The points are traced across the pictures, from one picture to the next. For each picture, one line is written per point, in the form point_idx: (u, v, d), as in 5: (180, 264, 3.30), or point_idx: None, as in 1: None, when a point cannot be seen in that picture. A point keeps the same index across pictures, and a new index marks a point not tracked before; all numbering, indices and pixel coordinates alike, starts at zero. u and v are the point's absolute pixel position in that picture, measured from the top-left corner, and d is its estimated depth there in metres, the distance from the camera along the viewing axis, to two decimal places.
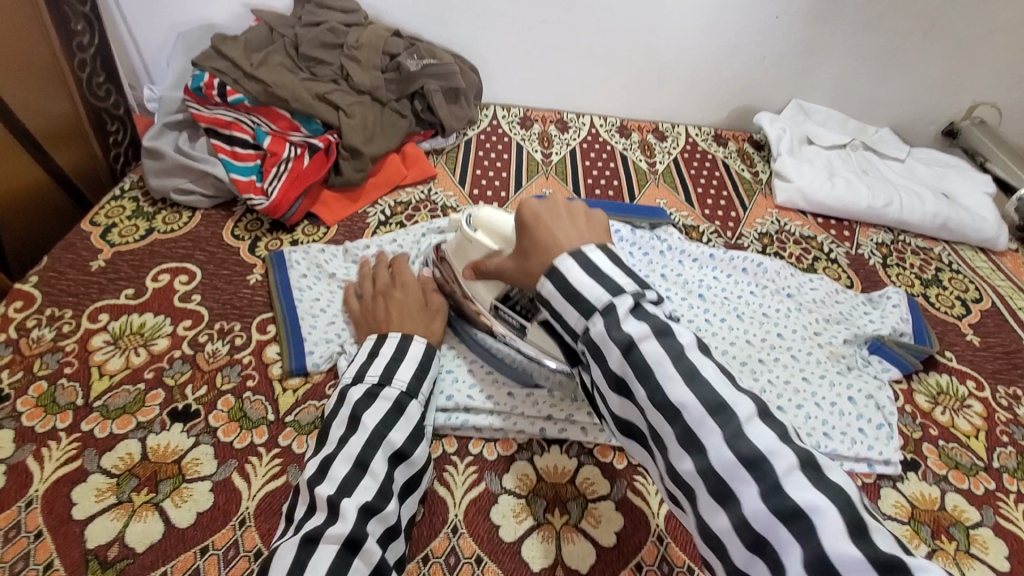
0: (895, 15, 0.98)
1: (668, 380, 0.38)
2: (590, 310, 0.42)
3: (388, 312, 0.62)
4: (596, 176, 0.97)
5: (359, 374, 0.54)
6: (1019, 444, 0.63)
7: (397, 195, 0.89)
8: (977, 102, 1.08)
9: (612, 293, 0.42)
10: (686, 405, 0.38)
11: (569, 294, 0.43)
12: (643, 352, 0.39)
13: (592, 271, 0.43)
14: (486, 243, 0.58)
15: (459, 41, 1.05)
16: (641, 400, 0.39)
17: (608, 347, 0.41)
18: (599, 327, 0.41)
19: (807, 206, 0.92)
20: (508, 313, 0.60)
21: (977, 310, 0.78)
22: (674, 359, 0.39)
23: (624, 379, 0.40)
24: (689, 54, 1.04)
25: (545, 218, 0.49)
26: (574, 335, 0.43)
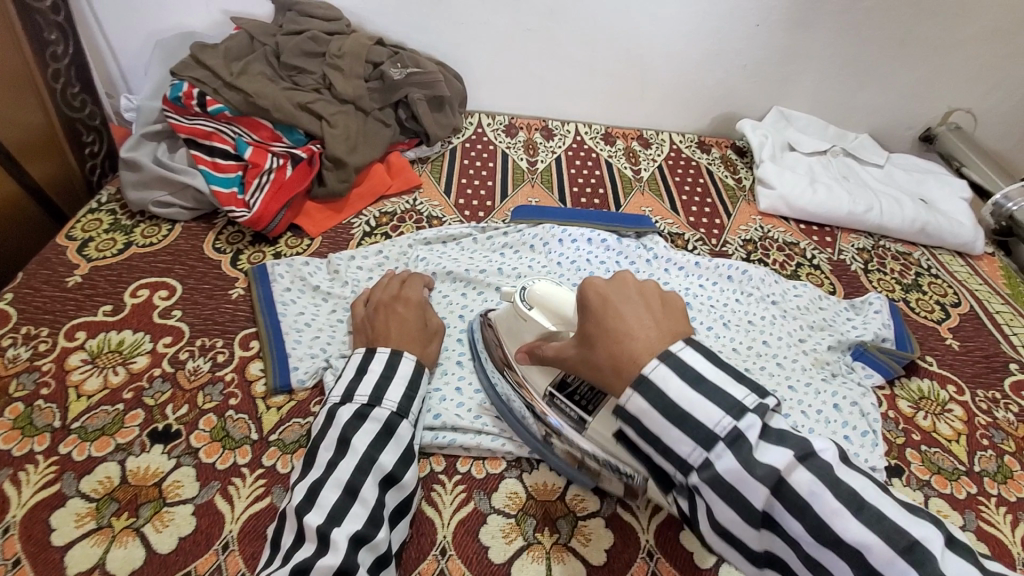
0: (874, 23, 0.99)
1: (829, 513, 0.35)
2: (711, 439, 0.38)
3: (386, 325, 0.61)
4: (582, 184, 0.98)
5: (348, 395, 0.54)
6: (999, 448, 0.64)
7: (381, 205, 0.89)
8: (954, 107, 1.10)
9: (734, 414, 0.38)
10: (867, 543, 0.34)
11: (676, 415, 0.39)
12: (794, 484, 0.36)
13: (694, 382, 0.39)
14: (543, 323, 0.57)
15: (443, 48, 1.04)
16: (796, 533, 0.36)
17: (748, 487, 0.36)
18: (731, 460, 0.37)
19: (789, 213, 0.93)
20: (565, 403, 0.55)
21: (956, 314, 0.80)
22: (828, 484, 0.35)
23: (772, 514, 0.37)
24: (672, 61, 1.05)
25: (614, 301, 0.45)
26: (693, 471, 0.39)
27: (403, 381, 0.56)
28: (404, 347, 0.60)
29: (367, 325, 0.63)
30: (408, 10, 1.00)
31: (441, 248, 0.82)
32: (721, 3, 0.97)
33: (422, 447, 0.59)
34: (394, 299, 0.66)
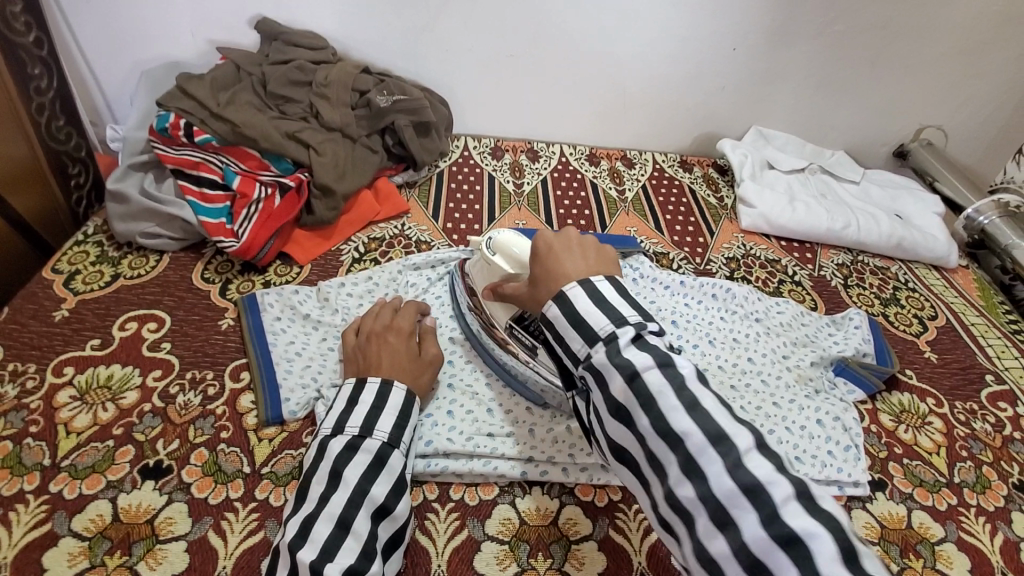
0: (846, 45, 1.03)
1: (669, 408, 0.41)
2: (593, 337, 0.46)
3: (379, 356, 0.62)
4: (568, 206, 0.99)
5: (339, 426, 0.54)
6: (977, 459, 0.66)
7: (370, 231, 0.90)
8: (925, 124, 1.14)
9: (616, 323, 0.46)
10: (689, 434, 0.40)
11: (574, 319, 0.48)
12: (646, 382, 0.43)
13: (597, 300, 0.48)
14: (503, 267, 0.65)
15: (429, 74, 1.06)
16: (642, 427, 0.42)
17: (609, 373, 0.45)
18: (603, 356, 0.45)
19: (770, 230, 0.96)
20: (522, 334, 0.65)
21: (933, 327, 0.82)
22: (671, 387, 0.42)
23: (626, 406, 0.43)
24: (653, 84, 1.08)
25: (556, 250, 0.55)
26: (576, 360, 0.48)
27: (395, 410, 0.56)
28: (397, 378, 0.60)
29: (358, 355, 0.64)
30: (394, 38, 1.02)
31: (431, 273, 0.83)
32: (698, 27, 1.00)
33: (415, 475, 0.59)
34: (387, 328, 0.66)
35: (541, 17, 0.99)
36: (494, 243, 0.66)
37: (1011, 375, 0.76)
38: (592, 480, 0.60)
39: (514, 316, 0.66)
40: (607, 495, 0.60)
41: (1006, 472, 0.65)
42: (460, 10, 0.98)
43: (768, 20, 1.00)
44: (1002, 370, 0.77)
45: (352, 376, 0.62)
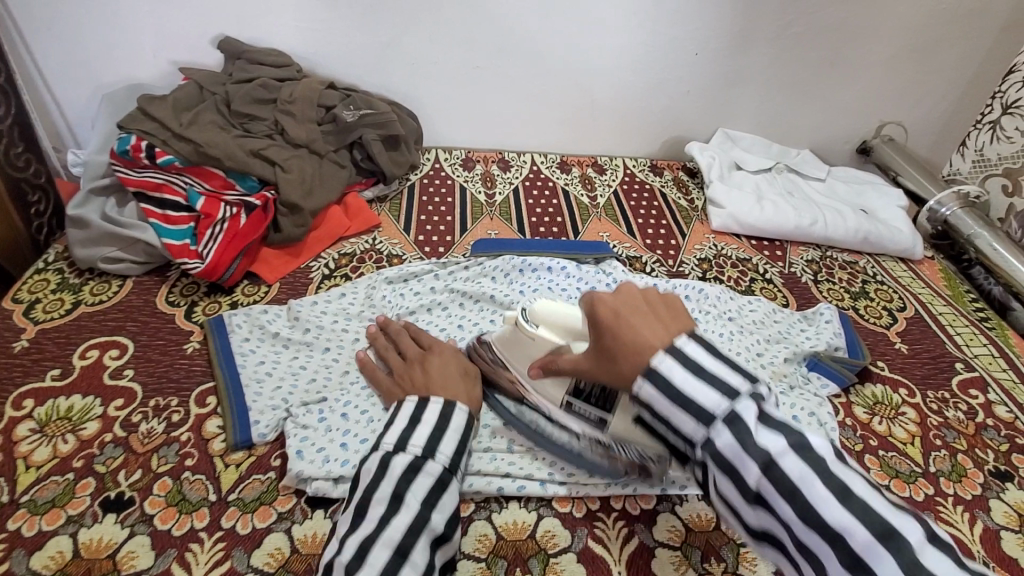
0: (805, 48, 1.05)
1: (820, 500, 0.36)
2: (710, 418, 0.39)
3: (427, 376, 0.61)
4: (540, 214, 0.99)
5: (400, 443, 0.52)
6: (951, 447, 0.66)
7: (340, 247, 0.89)
8: (885, 120, 1.17)
9: (730, 398, 0.39)
10: (852, 531, 0.35)
11: (677, 398, 0.40)
12: (786, 470, 0.37)
13: (697, 372, 0.40)
14: (551, 338, 0.58)
15: (396, 89, 1.06)
16: (786, 517, 0.37)
17: (743, 464, 0.38)
18: (726, 440, 0.38)
19: (740, 230, 0.97)
20: (582, 407, 0.58)
21: (903, 318, 0.83)
22: (819, 476, 0.37)
23: (766, 496, 0.37)
24: (619, 92, 1.09)
25: (624, 314, 0.45)
26: (690, 443, 0.40)
27: (431, 423, 0.54)
28: (450, 395, 0.59)
29: (404, 382, 0.63)
30: (360, 54, 1.02)
31: (403, 287, 0.82)
32: (659, 35, 1.02)
33: None
34: (424, 352, 0.66)
35: (505, 28, 1.00)
36: (534, 316, 0.59)
37: (980, 362, 0.77)
38: (569, 491, 0.60)
39: (569, 389, 0.58)
40: (585, 505, 0.59)
41: (981, 459, 0.65)
42: (424, 24, 0.99)
43: (728, 26, 1.02)
44: (971, 358, 0.78)
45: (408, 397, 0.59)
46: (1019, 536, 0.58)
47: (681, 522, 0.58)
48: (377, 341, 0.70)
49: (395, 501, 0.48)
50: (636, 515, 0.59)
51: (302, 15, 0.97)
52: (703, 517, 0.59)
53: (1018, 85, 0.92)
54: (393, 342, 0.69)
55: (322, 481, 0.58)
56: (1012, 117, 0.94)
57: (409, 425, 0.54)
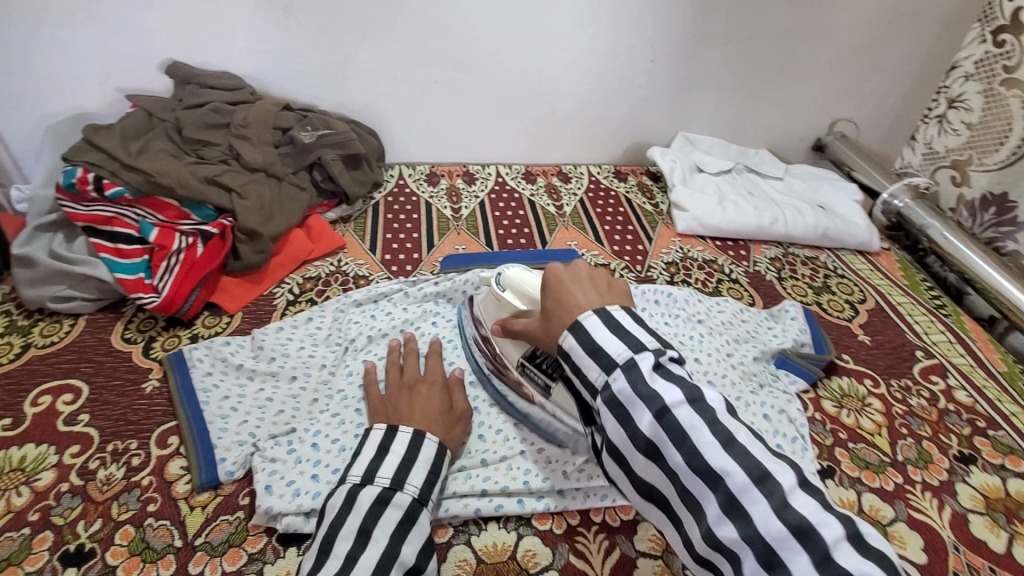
0: (755, 52, 1.08)
1: (704, 444, 0.39)
2: (612, 365, 0.44)
3: (410, 403, 0.60)
4: (507, 226, 0.99)
5: (369, 475, 0.51)
6: (917, 434, 0.68)
7: (305, 271, 0.87)
8: (837, 117, 1.20)
9: (634, 349, 0.44)
10: (730, 472, 0.38)
11: (591, 348, 0.45)
12: (677, 417, 0.40)
13: (614, 330, 0.46)
14: (515, 302, 0.64)
15: (355, 107, 1.05)
16: (675, 465, 0.40)
17: (637, 407, 0.42)
18: (624, 385, 0.43)
19: (705, 231, 0.98)
20: (535, 372, 0.63)
21: (864, 310, 0.86)
22: (705, 421, 0.40)
23: (656, 442, 0.41)
24: (579, 101, 1.10)
25: (569, 283, 0.52)
26: (595, 392, 0.45)
27: (398, 452, 0.53)
28: (427, 428, 0.57)
29: (386, 404, 0.62)
30: (316, 73, 1.00)
31: (373, 308, 0.80)
32: (615, 44, 1.03)
33: None
34: (422, 377, 0.65)
35: (461, 42, 1.00)
36: (505, 278, 0.66)
37: (939, 349, 0.80)
38: (548, 507, 0.59)
39: (526, 353, 0.64)
40: (564, 520, 0.59)
41: (945, 445, 0.67)
42: (380, 42, 0.98)
43: (681, 33, 1.04)
44: (930, 345, 0.80)
45: (380, 422, 0.59)
46: (985, 518, 0.60)
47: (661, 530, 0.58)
48: (392, 354, 0.69)
49: (363, 540, 0.47)
50: (616, 526, 0.58)
51: (253, 37, 0.96)
52: None
53: (961, 79, 0.95)
54: (403, 362, 0.68)
55: (293, 516, 0.56)
56: (957, 111, 0.97)
57: (377, 457, 0.53)
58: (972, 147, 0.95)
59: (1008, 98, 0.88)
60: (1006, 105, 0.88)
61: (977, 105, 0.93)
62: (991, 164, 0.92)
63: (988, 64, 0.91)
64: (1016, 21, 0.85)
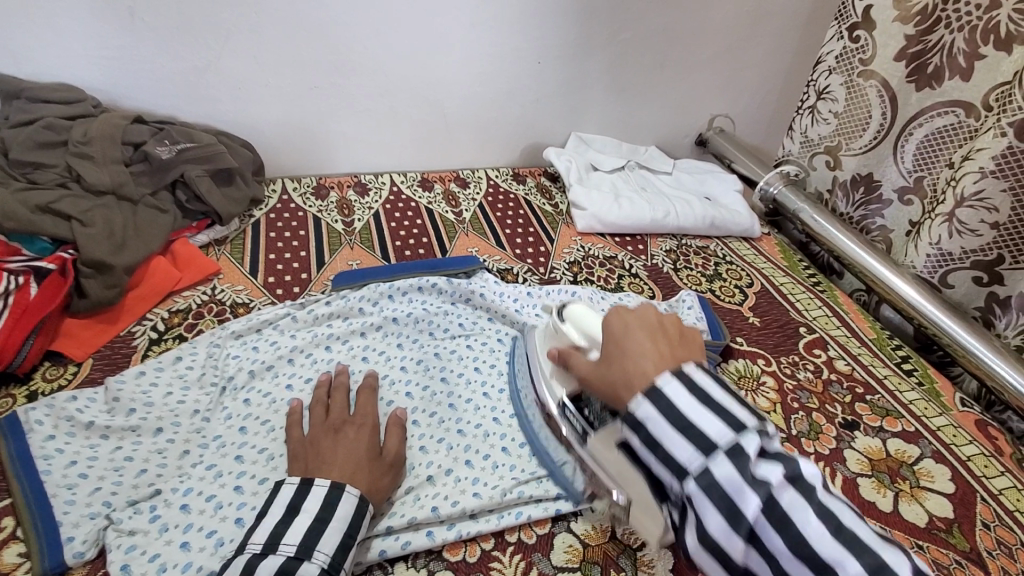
0: (637, 52, 1.12)
1: (813, 532, 0.39)
2: (710, 447, 0.42)
3: (332, 450, 0.55)
4: (404, 237, 0.94)
5: (272, 543, 0.46)
6: (807, 407, 0.72)
7: (171, 303, 0.77)
8: (714, 114, 1.27)
9: (734, 428, 0.43)
10: (845, 564, 0.39)
11: (680, 422, 0.44)
12: (783, 502, 0.40)
13: (704, 399, 0.44)
14: (575, 339, 0.61)
15: (224, 116, 0.95)
16: (779, 553, 0.40)
17: (743, 496, 0.41)
18: (724, 464, 0.42)
19: (603, 229, 0.99)
20: (574, 415, 0.59)
21: (752, 294, 0.90)
22: (807, 498, 0.41)
23: (757, 529, 0.41)
24: (471, 104, 1.08)
25: (639, 332, 0.51)
26: (685, 475, 0.43)
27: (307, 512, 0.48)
28: (346, 480, 0.52)
29: (307, 449, 0.56)
30: (177, 83, 0.90)
31: (256, 339, 0.72)
32: (502, 45, 1.02)
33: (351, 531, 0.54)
34: (348, 419, 0.59)
35: (340, 46, 0.94)
36: (569, 313, 0.63)
37: (819, 323, 0.85)
38: (461, 535, 0.55)
39: (574, 395, 0.61)
40: (478, 547, 0.55)
41: (831, 414, 0.71)
42: (248, 45, 0.90)
43: (568, 33, 1.04)
44: (811, 321, 0.86)
45: (295, 473, 0.54)
46: (872, 480, 0.64)
47: (577, 539, 0.57)
48: (319, 391, 0.62)
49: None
50: (532, 544, 0.56)
51: (94, 43, 0.84)
52: (597, 527, 0.58)
53: (825, 73, 1.01)
54: (330, 401, 0.62)
55: None
56: (825, 102, 1.02)
57: (284, 519, 0.48)
58: (839, 134, 1.01)
59: (865, 88, 0.95)
60: (865, 95, 0.95)
61: (841, 96, 0.99)
62: (856, 148, 0.99)
63: (847, 59, 0.97)
64: (867, 18, 0.92)
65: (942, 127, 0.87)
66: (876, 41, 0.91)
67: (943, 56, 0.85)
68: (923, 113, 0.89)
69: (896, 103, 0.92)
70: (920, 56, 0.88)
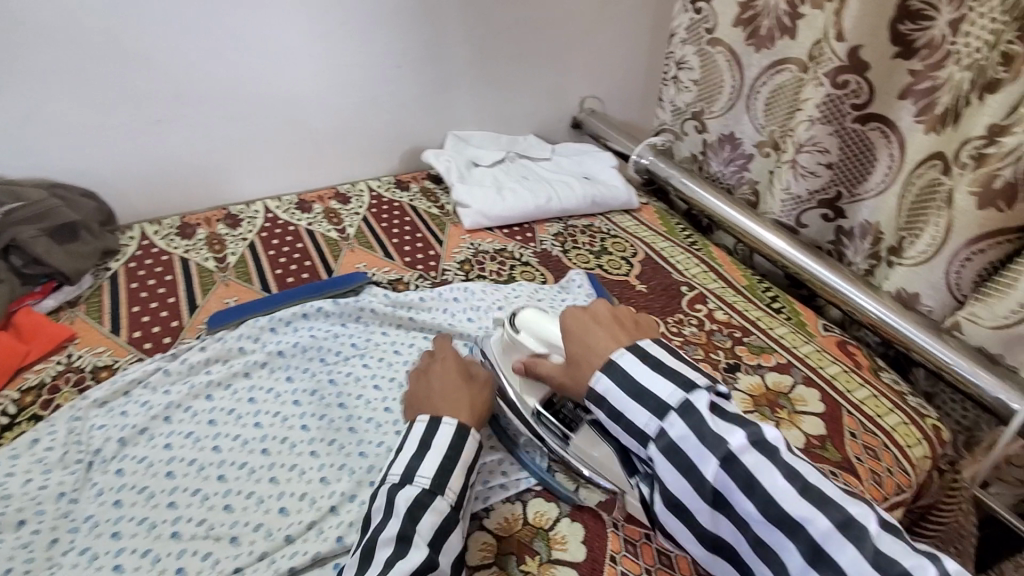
0: (495, 46, 1.13)
1: (777, 490, 0.45)
2: (665, 409, 0.50)
3: (437, 386, 0.60)
4: (285, 264, 0.90)
5: (409, 474, 0.52)
6: (694, 360, 0.76)
7: (20, 381, 0.69)
8: (584, 96, 1.30)
9: (685, 390, 0.51)
10: (812, 519, 0.44)
11: (639, 391, 0.52)
12: (744, 463, 0.46)
13: (656, 368, 0.53)
14: (534, 345, 0.63)
15: (56, 166, 0.87)
16: (746, 514, 0.46)
17: (702, 456, 0.47)
18: (679, 423, 0.49)
19: (491, 223, 1.00)
20: (552, 420, 0.60)
21: (636, 263, 0.95)
22: (768, 459, 0.46)
23: (720, 489, 0.47)
24: (334, 118, 1.04)
25: (594, 326, 0.59)
26: (649, 440, 0.51)
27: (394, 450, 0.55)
28: (455, 408, 0.57)
29: (417, 390, 0.61)
30: None
31: (124, 403, 0.66)
32: (354, 54, 1.00)
33: None
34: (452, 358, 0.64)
35: (179, 75, 0.89)
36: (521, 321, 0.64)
37: (698, 279, 0.91)
38: None
39: (541, 400, 0.62)
40: None
41: (716, 361, 0.76)
42: (70, 87, 0.83)
43: (422, 34, 1.04)
44: (691, 278, 0.91)
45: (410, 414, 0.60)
46: (756, 415, 0.70)
47: (491, 535, 0.57)
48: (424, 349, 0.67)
49: (405, 543, 0.48)
50: None
51: None
52: (510, 518, 0.58)
53: (680, 45, 1.06)
54: (432, 354, 0.66)
55: None
56: (685, 72, 1.06)
57: (418, 454, 0.53)
58: (701, 99, 1.05)
59: (715, 55, 1.00)
60: (715, 61, 1.00)
61: (696, 64, 1.03)
62: (716, 110, 1.04)
63: (695, 30, 1.02)
64: None
65: (780, 83, 0.93)
66: (715, 9, 0.97)
67: (772, 18, 0.90)
68: (766, 70, 0.94)
69: (741, 64, 0.97)
70: (753, 20, 0.93)
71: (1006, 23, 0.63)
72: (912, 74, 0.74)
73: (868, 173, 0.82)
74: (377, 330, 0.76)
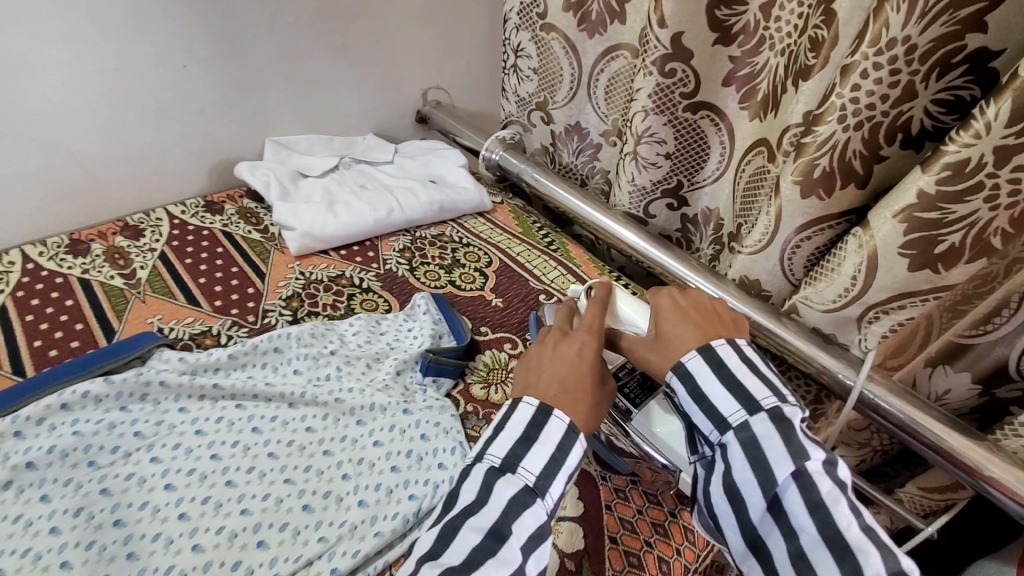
0: (308, 36, 0.97)
1: (842, 518, 0.45)
2: (756, 406, 0.50)
3: (549, 367, 0.55)
4: (48, 330, 0.71)
5: (511, 463, 0.48)
6: None
7: None
8: (425, 88, 1.17)
9: (780, 399, 0.50)
10: (867, 552, 0.44)
11: (732, 382, 0.51)
12: (813, 480, 0.47)
13: (753, 370, 0.52)
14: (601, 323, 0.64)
15: None
16: (804, 527, 0.46)
17: (782, 460, 0.47)
18: (763, 425, 0.49)
19: (323, 245, 0.87)
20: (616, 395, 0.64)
21: (492, 272, 0.87)
22: (839, 489, 0.47)
23: (787, 492, 0.47)
24: (101, 135, 0.86)
25: (698, 315, 0.58)
26: (728, 427, 0.50)
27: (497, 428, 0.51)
28: (564, 396, 0.52)
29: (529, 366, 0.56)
30: None
31: None
32: (113, 55, 0.82)
33: None
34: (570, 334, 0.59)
35: None
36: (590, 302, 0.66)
37: (557, 284, 0.86)
38: None
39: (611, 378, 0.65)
40: None
41: None
42: None
43: (209, 26, 0.87)
44: (550, 284, 0.86)
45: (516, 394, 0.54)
46: None
47: None
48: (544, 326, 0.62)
49: (496, 540, 0.45)
50: None
51: None
52: None
53: (515, 30, 0.97)
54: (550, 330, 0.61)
55: None
56: (523, 60, 0.99)
57: (521, 444, 0.49)
58: (543, 89, 0.99)
59: (550, 41, 0.93)
60: (551, 48, 0.94)
61: (533, 52, 0.96)
62: (559, 100, 0.98)
63: (527, 15, 0.94)
64: None
65: (618, 70, 0.89)
66: None
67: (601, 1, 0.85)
68: (602, 57, 0.89)
69: (577, 52, 0.91)
70: (581, 4, 0.87)
71: (812, 7, 0.63)
72: (732, 60, 0.73)
73: (704, 161, 0.82)
74: (170, 410, 0.61)
